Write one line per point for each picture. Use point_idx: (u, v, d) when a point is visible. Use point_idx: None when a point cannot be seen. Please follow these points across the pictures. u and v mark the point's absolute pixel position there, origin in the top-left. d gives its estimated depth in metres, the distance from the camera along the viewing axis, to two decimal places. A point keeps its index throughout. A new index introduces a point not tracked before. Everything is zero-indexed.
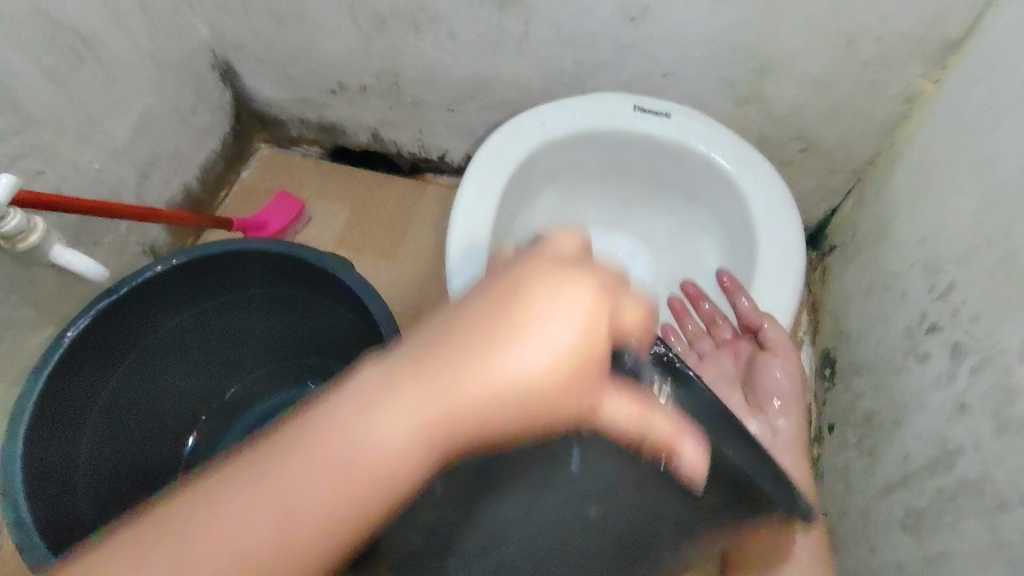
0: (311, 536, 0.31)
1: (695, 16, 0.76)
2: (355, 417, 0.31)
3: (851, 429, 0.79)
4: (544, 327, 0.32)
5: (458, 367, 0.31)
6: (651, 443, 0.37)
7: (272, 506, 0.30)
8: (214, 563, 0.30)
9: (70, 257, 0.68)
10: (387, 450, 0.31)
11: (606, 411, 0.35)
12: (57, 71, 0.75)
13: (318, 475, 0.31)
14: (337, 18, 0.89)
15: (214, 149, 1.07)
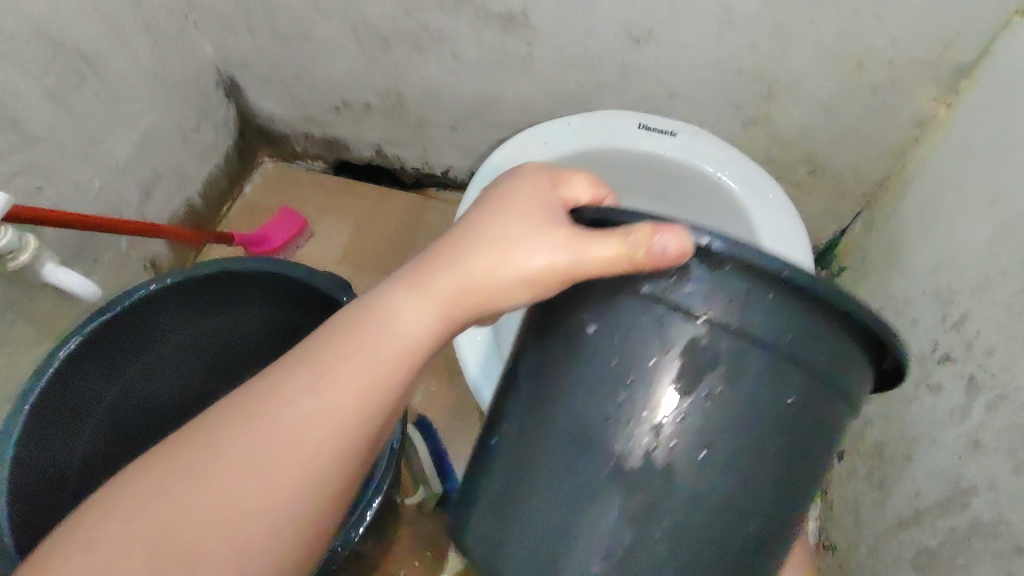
0: (373, 398, 0.37)
1: (702, 38, 0.75)
2: (395, 302, 0.38)
3: (860, 460, 0.76)
4: (511, 208, 0.39)
5: (462, 252, 0.38)
6: (632, 264, 0.34)
7: (339, 380, 0.37)
8: (293, 429, 0.36)
9: (61, 275, 0.67)
10: (413, 328, 0.38)
11: (591, 257, 0.35)
12: (59, 90, 0.75)
13: (372, 354, 0.38)
14: (341, 37, 0.89)
15: (217, 165, 1.06)
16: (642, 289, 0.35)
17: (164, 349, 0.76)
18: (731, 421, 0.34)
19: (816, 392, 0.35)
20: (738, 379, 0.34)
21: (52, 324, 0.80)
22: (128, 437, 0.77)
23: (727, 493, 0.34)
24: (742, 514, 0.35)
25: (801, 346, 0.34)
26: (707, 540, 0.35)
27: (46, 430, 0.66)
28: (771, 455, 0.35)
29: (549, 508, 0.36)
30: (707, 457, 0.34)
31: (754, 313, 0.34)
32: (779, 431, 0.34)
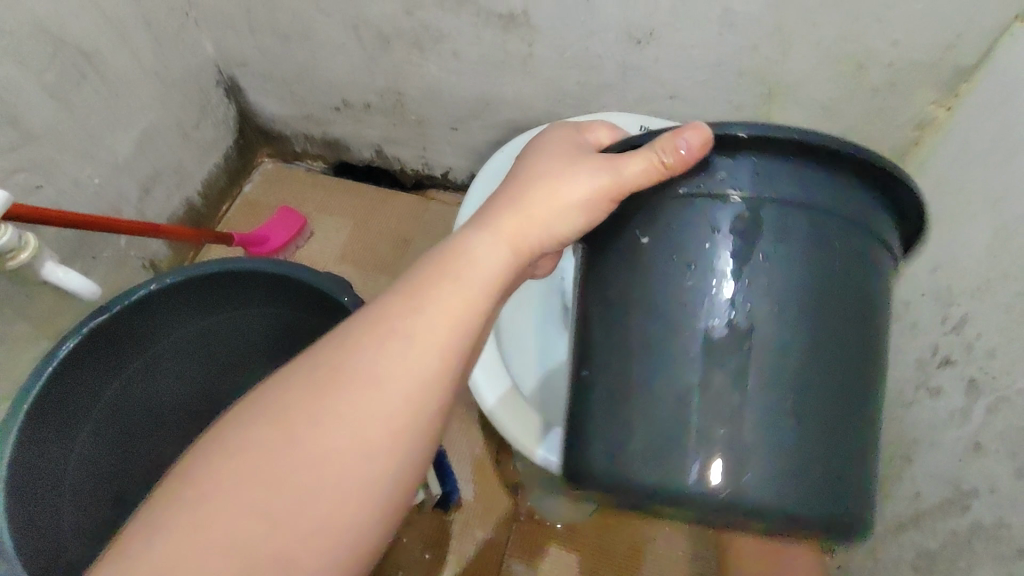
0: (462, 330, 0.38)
1: (703, 39, 0.75)
2: (471, 242, 0.40)
3: None
4: (545, 156, 0.43)
5: (515, 193, 0.42)
6: (662, 168, 0.38)
7: (430, 317, 0.37)
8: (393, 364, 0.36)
9: (62, 274, 0.66)
10: (491, 264, 0.40)
11: (625, 171, 0.39)
12: (60, 88, 0.75)
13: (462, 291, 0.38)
14: (341, 36, 0.89)
15: (217, 163, 1.06)
16: (682, 189, 0.38)
17: (164, 348, 0.76)
18: (797, 283, 0.36)
19: (863, 246, 0.38)
20: (793, 243, 0.36)
21: (52, 322, 0.80)
22: (126, 436, 0.77)
23: (818, 362, 0.36)
24: (839, 382, 0.36)
25: (833, 202, 0.37)
26: (818, 412, 0.36)
27: (46, 430, 0.65)
28: (845, 313, 0.37)
29: (657, 423, 0.37)
30: (795, 325, 0.36)
31: (782, 183, 0.37)
32: (845, 289, 0.37)
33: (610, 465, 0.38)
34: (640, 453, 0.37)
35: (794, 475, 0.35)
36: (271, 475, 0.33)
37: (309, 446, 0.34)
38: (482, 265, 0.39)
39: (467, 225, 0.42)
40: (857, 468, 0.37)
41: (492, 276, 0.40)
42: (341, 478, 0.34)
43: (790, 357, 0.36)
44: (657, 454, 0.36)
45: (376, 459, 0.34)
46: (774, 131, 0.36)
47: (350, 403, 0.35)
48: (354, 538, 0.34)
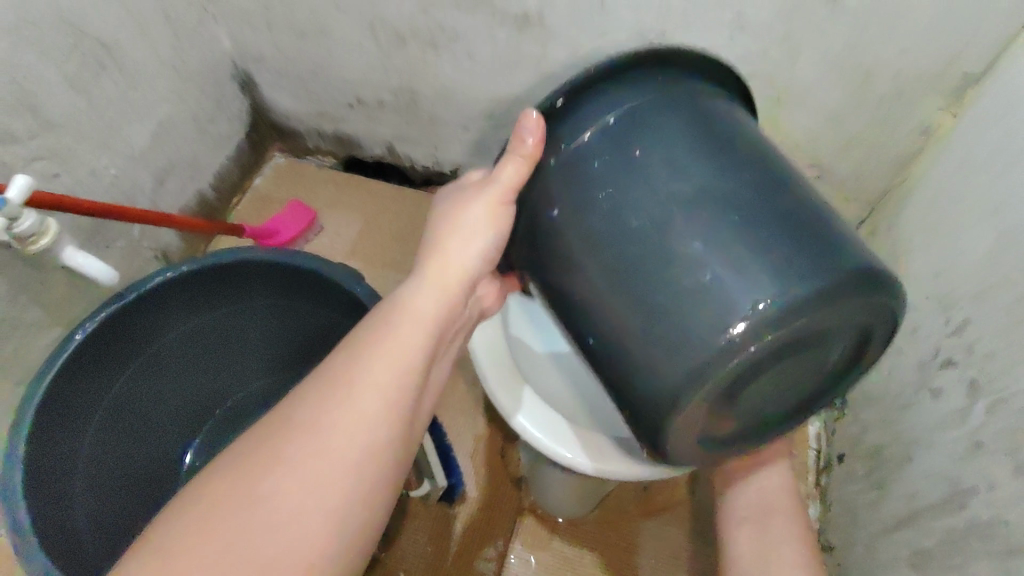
0: (422, 354, 0.45)
1: (713, 42, 0.76)
2: (412, 285, 0.49)
3: (858, 462, 0.77)
4: (441, 212, 0.53)
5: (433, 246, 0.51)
6: (530, 161, 0.47)
7: (393, 343, 0.44)
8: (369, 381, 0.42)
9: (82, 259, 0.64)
10: (430, 303, 0.48)
11: (504, 176, 0.48)
12: (79, 78, 0.76)
13: (415, 325, 0.46)
14: (357, 34, 0.90)
15: (229, 156, 1.08)
16: (552, 159, 0.47)
17: (171, 346, 0.77)
18: (673, 146, 0.43)
19: (712, 100, 0.47)
20: (668, 118, 0.44)
21: (68, 309, 0.82)
22: (136, 433, 0.77)
23: (760, 179, 0.42)
24: (766, 190, 0.42)
25: (668, 86, 0.47)
26: (784, 209, 0.41)
27: (59, 417, 0.66)
28: (746, 140, 0.45)
29: (671, 347, 0.40)
30: (724, 164, 0.42)
31: (608, 104, 0.46)
32: (733, 129, 0.45)
33: (660, 393, 0.41)
34: (668, 360, 0.40)
35: (815, 258, 0.39)
36: (270, 480, 0.37)
37: (305, 444, 0.39)
38: (421, 305, 0.47)
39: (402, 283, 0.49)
40: (848, 233, 0.43)
41: (433, 308, 0.48)
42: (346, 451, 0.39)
43: (716, 195, 0.41)
44: (673, 345, 0.40)
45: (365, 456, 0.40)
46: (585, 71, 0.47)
47: (337, 391, 0.41)
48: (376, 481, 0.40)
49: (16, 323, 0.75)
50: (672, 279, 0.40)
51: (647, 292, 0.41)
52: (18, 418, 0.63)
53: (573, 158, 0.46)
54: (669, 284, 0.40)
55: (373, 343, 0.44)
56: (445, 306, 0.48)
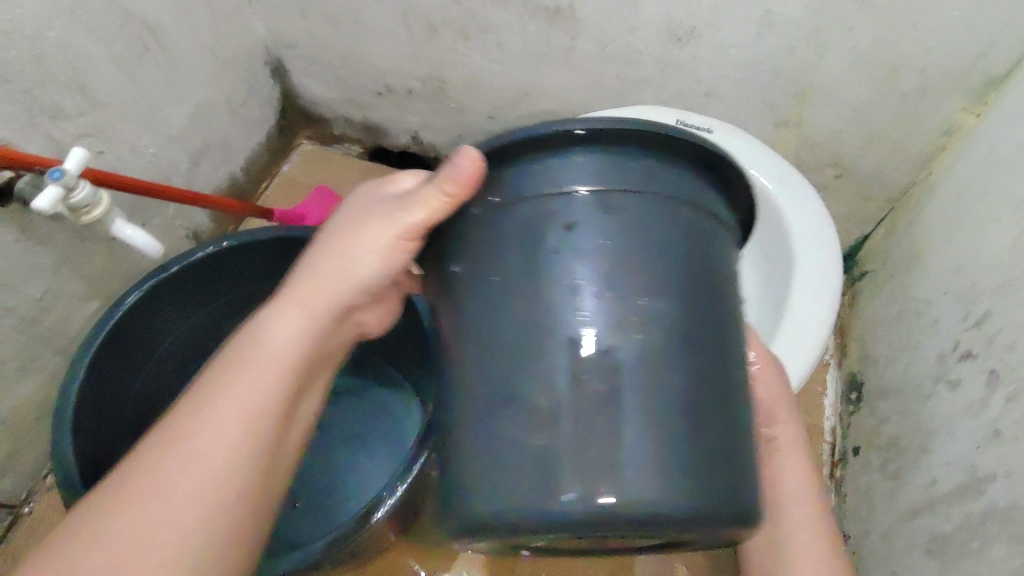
0: (273, 398, 0.44)
1: (741, 39, 0.78)
2: (269, 317, 0.47)
3: (875, 453, 0.79)
4: (335, 228, 0.50)
5: (307, 269, 0.49)
6: (444, 202, 0.44)
7: (243, 387, 0.44)
8: (210, 436, 0.42)
9: (130, 232, 0.66)
10: (286, 334, 0.46)
11: (413, 217, 0.46)
12: (125, 58, 0.78)
13: (266, 364, 0.45)
14: (390, 23, 0.92)
15: (259, 142, 1.11)
16: (473, 210, 0.44)
17: (200, 325, 0.79)
18: (599, 261, 0.39)
19: (684, 220, 0.41)
20: (607, 223, 0.39)
21: (105, 283, 0.84)
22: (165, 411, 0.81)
23: (666, 363, 0.38)
24: (675, 346, 0.39)
25: (642, 185, 0.40)
26: (688, 372, 0.39)
27: (98, 385, 0.69)
28: (677, 299, 0.39)
29: (500, 477, 0.39)
30: (634, 325, 0.38)
31: (568, 171, 0.41)
32: (679, 259, 0.40)
33: (475, 508, 0.39)
34: (495, 487, 0.39)
35: (687, 468, 0.38)
36: (109, 538, 0.39)
37: (139, 506, 0.39)
38: (277, 337, 0.46)
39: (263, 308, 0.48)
40: (732, 452, 0.40)
41: (292, 339, 0.46)
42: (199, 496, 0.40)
43: (621, 337, 0.38)
44: (505, 470, 0.39)
45: (204, 510, 0.40)
46: (573, 125, 0.40)
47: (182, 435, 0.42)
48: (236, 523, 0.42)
49: (55, 295, 0.78)
50: (541, 411, 0.38)
51: (509, 409, 0.39)
52: (66, 384, 0.65)
53: (489, 218, 0.42)
54: (532, 411, 0.38)
55: (219, 386, 0.44)
56: (308, 336, 0.47)
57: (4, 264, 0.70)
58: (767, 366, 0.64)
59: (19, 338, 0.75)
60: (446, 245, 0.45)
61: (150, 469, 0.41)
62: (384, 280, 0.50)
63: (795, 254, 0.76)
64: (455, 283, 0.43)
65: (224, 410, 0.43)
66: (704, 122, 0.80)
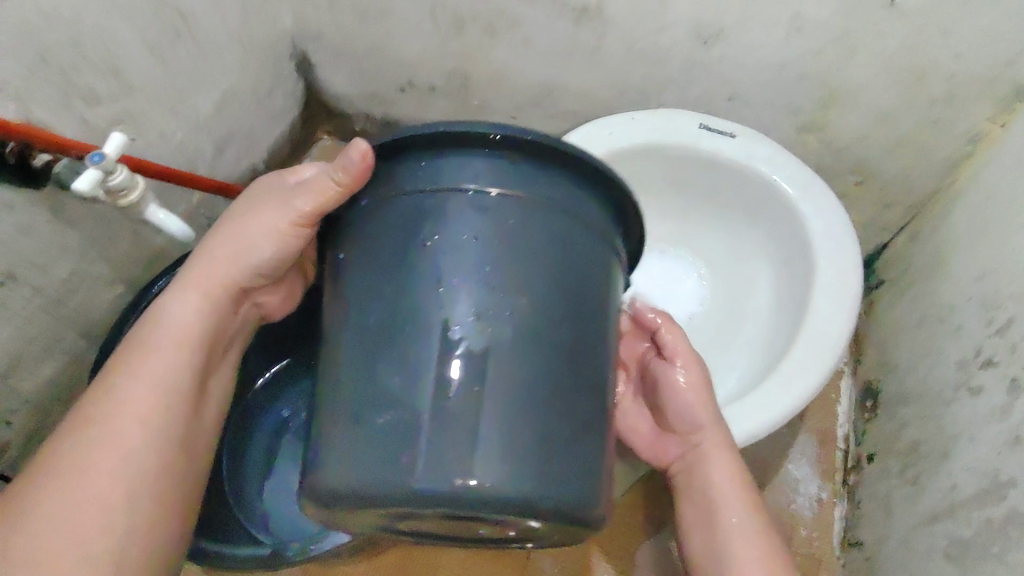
0: (179, 372, 0.52)
1: (769, 41, 0.78)
2: (170, 301, 0.53)
3: (893, 459, 0.79)
4: (229, 217, 0.55)
5: (202, 257, 0.55)
6: (333, 192, 0.49)
7: (155, 364, 0.51)
8: (128, 408, 0.50)
9: (162, 216, 0.67)
10: (189, 316, 0.53)
11: (303, 207, 0.51)
12: (156, 44, 0.79)
13: (172, 344, 0.52)
14: (418, 17, 0.93)
15: (281, 133, 1.11)
16: (364, 202, 0.49)
17: None
18: (472, 251, 0.44)
19: (551, 226, 0.46)
20: (481, 220, 0.45)
21: (128, 267, 0.85)
22: None
23: (525, 346, 0.43)
24: (533, 333, 0.44)
25: (517, 190, 0.46)
26: (545, 357, 0.44)
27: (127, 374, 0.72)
28: (534, 298, 0.44)
29: (369, 446, 0.43)
30: (493, 314, 0.44)
31: (461, 172, 0.46)
32: (545, 258, 0.45)
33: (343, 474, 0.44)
34: (362, 455, 0.43)
35: (532, 442, 0.43)
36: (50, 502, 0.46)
37: (73, 476, 0.47)
38: (179, 319, 0.53)
39: (163, 293, 0.54)
40: (575, 446, 0.44)
41: (193, 319, 0.53)
42: (112, 465, 0.48)
43: (487, 321, 0.43)
44: (380, 442, 0.43)
45: (129, 469, 0.49)
46: (477, 130, 0.46)
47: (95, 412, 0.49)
48: (148, 487, 0.49)
49: (80, 278, 0.79)
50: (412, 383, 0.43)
51: (384, 380, 0.44)
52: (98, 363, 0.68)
53: (378, 209, 0.48)
54: (402, 382, 0.43)
55: (134, 367, 0.51)
56: (206, 316, 0.54)
57: (34, 244, 0.71)
58: (691, 362, 0.64)
59: (45, 318, 0.76)
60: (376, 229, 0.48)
61: (78, 442, 0.48)
62: (281, 263, 0.55)
63: (816, 258, 0.73)
64: (342, 266, 0.49)
65: (131, 388, 0.50)
66: (725, 126, 0.79)
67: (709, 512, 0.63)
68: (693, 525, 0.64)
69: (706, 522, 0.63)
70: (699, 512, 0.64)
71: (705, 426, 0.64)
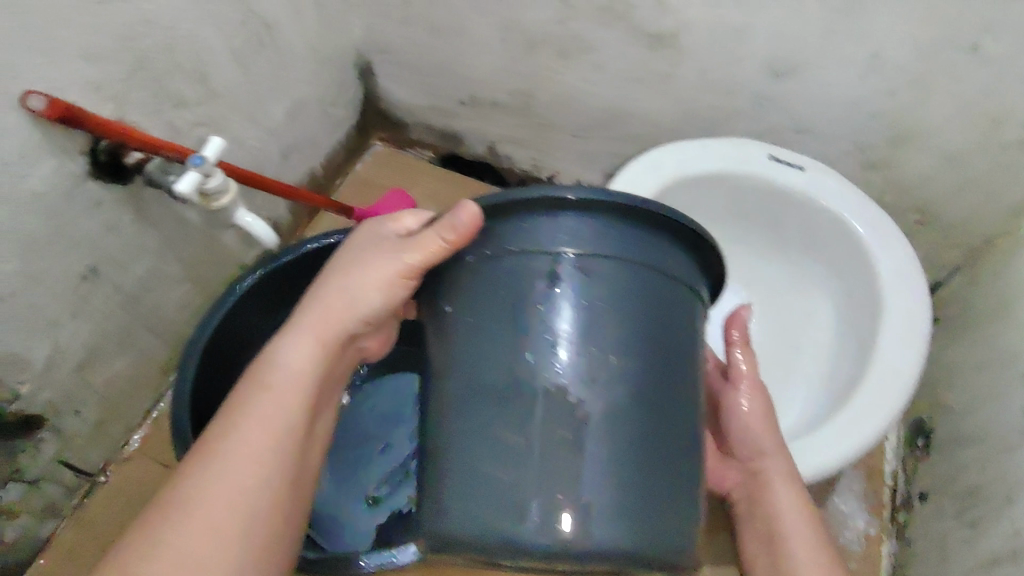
0: (291, 419, 0.51)
1: (843, 80, 0.80)
2: (284, 346, 0.53)
3: (949, 499, 0.79)
4: (335, 263, 0.57)
5: (312, 302, 0.55)
6: (444, 248, 0.51)
7: (270, 410, 0.50)
8: (242, 457, 0.48)
9: (250, 219, 0.68)
10: (302, 362, 0.52)
11: (413, 260, 0.52)
12: (242, 51, 0.80)
13: (285, 389, 0.51)
14: (490, 36, 0.94)
15: (340, 140, 1.13)
16: (469, 257, 0.52)
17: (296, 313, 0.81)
18: (571, 310, 0.48)
19: (645, 283, 0.49)
20: (580, 280, 0.49)
21: (197, 266, 0.87)
22: None
23: (621, 399, 0.47)
24: (628, 386, 0.47)
25: (608, 250, 0.49)
26: (639, 409, 0.47)
27: (205, 383, 0.72)
28: (627, 353, 0.48)
29: (487, 491, 0.47)
30: (590, 369, 0.47)
31: (558, 233, 0.50)
32: (639, 315, 0.49)
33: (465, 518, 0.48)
34: (482, 500, 0.47)
35: (629, 490, 0.46)
36: (158, 558, 0.44)
37: (183, 527, 0.45)
38: (292, 364, 0.52)
39: (276, 337, 0.54)
40: (667, 489, 0.48)
41: (308, 364, 0.53)
42: (229, 519, 0.46)
43: (589, 377, 0.47)
44: (496, 490, 0.47)
45: (240, 524, 0.47)
46: (575, 193, 0.49)
47: (213, 462, 0.48)
48: (256, 542, 0.47)
49: (154, 275, 0.80)
50: (519, 438, 0.47)
51: (499, 432, 0.47)
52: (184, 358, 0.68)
53: (482, 265, 0.51)
54: (512, 434, 0.47)
55: (248, 412, 0.50)
56: (319, 359, 0.53)
57: (119, 242, 0.73)
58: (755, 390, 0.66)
59: (121, 313, 0.78)
60: (481, 275, 0.51)
61: (189, 492, 0.47)
62: (386, 311, 0.56)
63: (880, 300, 0.74)
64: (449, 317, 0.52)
65: (245, 435, 0.49)
66: (793, 159, 0.80)
67: (773, 545, 0.62)
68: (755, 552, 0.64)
69: (768, 549, 0.62)
70: (760, 537, 0.63)
71: (767, 452, 0.64)
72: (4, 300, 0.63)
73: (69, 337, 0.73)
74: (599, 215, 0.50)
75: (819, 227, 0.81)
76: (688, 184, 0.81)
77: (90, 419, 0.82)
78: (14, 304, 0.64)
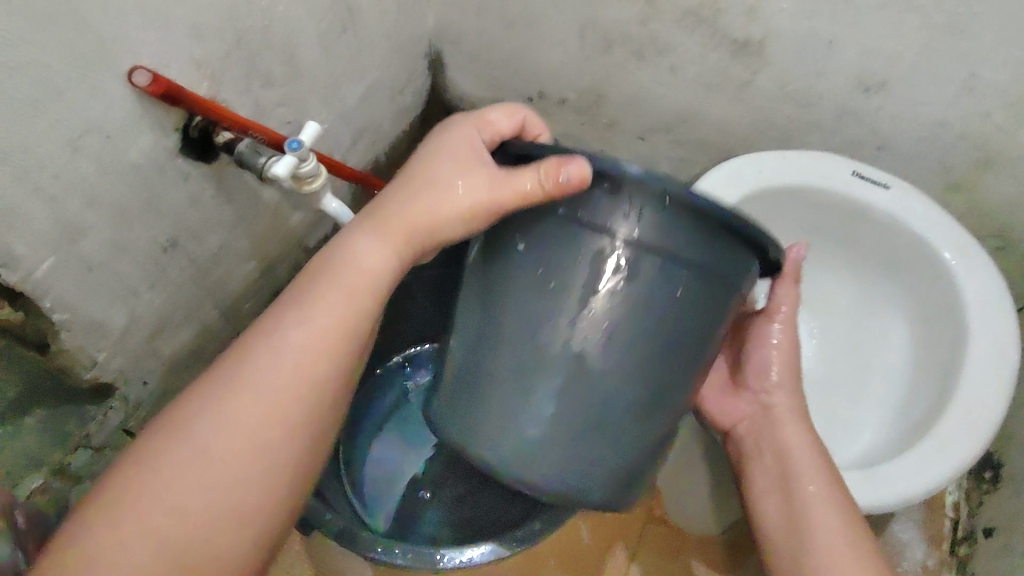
0: (355, 330, 0.52)
1: (936, 99, 0.77)
2: (362, 248, 0.53)
3: (1017, 536, 0.76)
4: (428, 162, 0.54)
5: (396, 203, 0.53)
6: (539, 191, 0.48)
7: (341, 315, 0.52)
8: (308, 356, 0.50)
9: (336, 207, 0.71)
10: (376, 270, 0.53)
11: (503, 195, 0.50)
12: (326, 34, 0.80)
13: (356, 296, 0.52)
14: (566, 32, 0.93)
15: (404, 129, 1.14)
16: (559, 211, 0.50)
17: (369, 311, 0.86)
18: (630, 297, 0.49)
19: (704, 287, 0.50)
20: (647, 274, 0.49)
21: (265, 246, 0.88)
22: None
23: (643, 381, 0.51)
24: (654, 371, 0.51)
25: (664, 239, 0.48)
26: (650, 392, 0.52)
27: None
28: (664, 343, 0.50)
29: (500, 424, 0.52)
30: (628, 351, 0.50)
31: (641, 222, 0.48)
32: (686, 311, 0.50)
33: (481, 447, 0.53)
34: (495, 430, 0.52)
35: (614, 452, 0.52)
36: (221, 429, 0.47)
37: (247, 408, 0.48)
38: (368, 269, 0.53)
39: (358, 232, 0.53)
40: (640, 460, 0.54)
41: (382, 272, 0.53)
42: (284, 417, 0.49)
43: (625, 356, 0.50)
44: (509, 422, 0.52)
45: (297, 422, 0.50)
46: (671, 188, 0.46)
47: (283, 352, 0.50)
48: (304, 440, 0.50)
49: (224, 253, 0.81)
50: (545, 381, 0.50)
51: (533, 378, 0.50)
52: None
53: (565, 226, 0.50)
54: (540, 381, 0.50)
55: (321, 307, 0.51)
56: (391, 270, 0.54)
57: (199, 217, 0.73)
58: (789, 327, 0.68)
59: (192, 287, 0.79)
60: (542, 233, 0.51)
61: (256, 376, 0.49)
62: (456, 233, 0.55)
63: (968, 328, 0.72)
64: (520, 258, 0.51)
65: (313, 333, 0.51)
66: (879, 175, 0.78)
67: (784, 480, 0.63)
68: (762, 497, 0.64)
69: (781, 496, 0.62)
70: (772, 482, 0.64)
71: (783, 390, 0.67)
72: (94, 269, 0.64)
73: (146, 308, 0.73)
74: (689, 213, 0.48)
75: (898, 250, 0.80)
76: (767, 195, 0.80)
77: (158, 391, 0.83)
78: (101, 273, 0.65)
